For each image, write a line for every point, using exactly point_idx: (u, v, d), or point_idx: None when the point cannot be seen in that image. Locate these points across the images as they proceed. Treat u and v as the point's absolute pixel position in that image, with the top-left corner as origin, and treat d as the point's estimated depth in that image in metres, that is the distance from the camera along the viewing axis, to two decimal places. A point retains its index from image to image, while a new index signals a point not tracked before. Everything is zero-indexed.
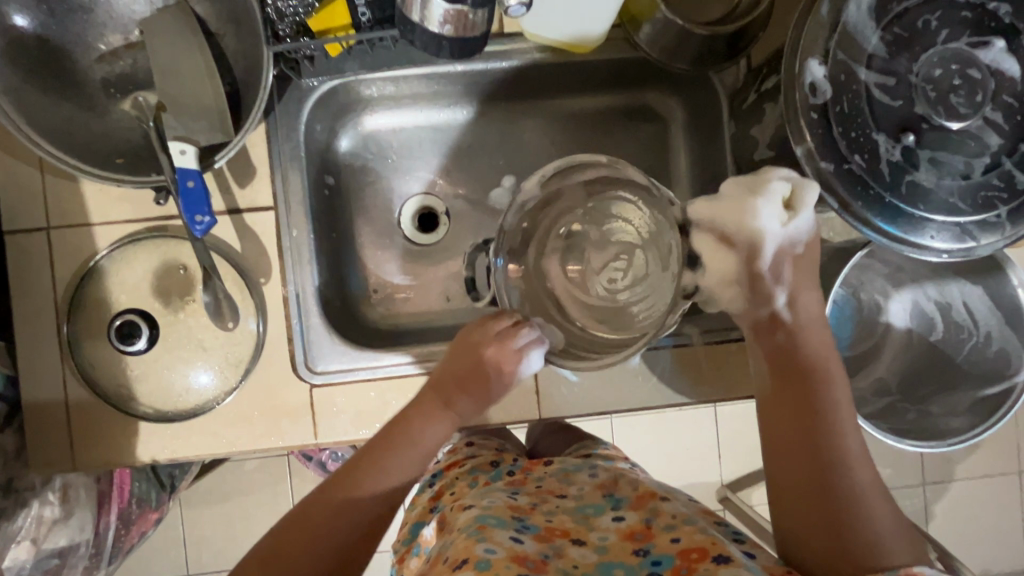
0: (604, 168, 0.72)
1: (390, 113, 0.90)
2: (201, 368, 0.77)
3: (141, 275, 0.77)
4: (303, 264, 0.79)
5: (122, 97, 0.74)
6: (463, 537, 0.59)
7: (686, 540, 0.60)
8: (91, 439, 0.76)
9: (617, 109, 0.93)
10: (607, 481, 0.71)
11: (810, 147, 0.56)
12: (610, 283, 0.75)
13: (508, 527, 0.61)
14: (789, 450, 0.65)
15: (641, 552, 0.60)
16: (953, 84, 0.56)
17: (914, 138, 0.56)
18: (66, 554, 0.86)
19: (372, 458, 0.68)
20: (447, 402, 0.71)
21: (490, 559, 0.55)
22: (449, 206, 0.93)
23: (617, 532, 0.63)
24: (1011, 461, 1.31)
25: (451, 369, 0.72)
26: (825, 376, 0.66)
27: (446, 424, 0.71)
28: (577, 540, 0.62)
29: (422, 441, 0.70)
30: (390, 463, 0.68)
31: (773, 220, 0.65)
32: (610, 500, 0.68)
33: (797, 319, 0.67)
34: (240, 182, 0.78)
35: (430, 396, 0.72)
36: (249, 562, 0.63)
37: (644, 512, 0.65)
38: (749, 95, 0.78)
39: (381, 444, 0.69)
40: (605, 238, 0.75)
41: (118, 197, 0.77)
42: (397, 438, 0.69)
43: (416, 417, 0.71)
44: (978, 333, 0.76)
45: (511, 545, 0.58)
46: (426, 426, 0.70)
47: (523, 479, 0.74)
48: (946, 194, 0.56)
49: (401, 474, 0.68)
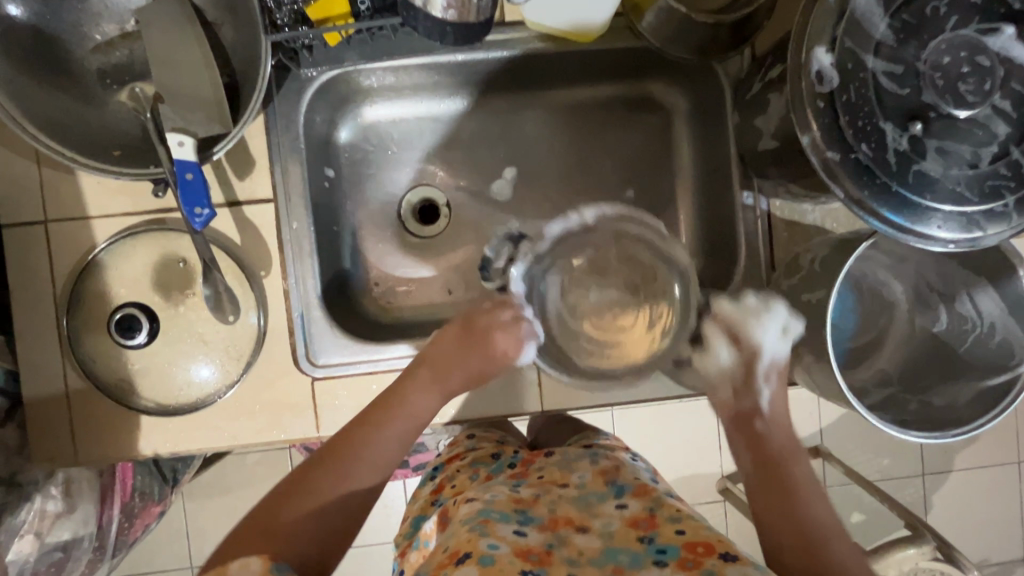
0: (652, 232, 0.81)
1: (390, 104, 0.89)
2: (202, 362, 0.76)
3: (140, 269, 0.76)
4: (303, 257, 0.78)
5: (118, 88, 0.73)
6: (466, 531, 0.59)
7: (692, 532, 0.59)
8: (92, 433, 0.76)
9: (619, 99, 0.92)
10: (608, 466, 0.72)
11: (815, 136, 0.56)
12: (603, 326, 0.80)
13: (511, 520, 0.61)
14: (781, 526, 0.62)
15: (646, 540, 0.60)
16: (963, 71, 0.55)
17: (921, 127, 0.56)
18: (70, 548, 0.86)
19: (367, 424, 0.68)
20: (440, 367, 0.73)
21: (493, 554, 0.55)
22: (449, 198, 0.92)
23: (620, 518, 0.63)
24: (1010, 451, 1.31)
25: (447, 341, 0.75)
26: (797, 456, 0.68)
27: (438, 391, 0.72)
28: (581, 528, 0.62)
29: (413, 406, 0.70)
30: (385, 429, 0.68)
31: (769, 335, 0.73)
32: (613, 488, 0.68)
33: (771, 412, 0.72)
34: (239, 174, 0.77)
35: (424, 364, 0.73)
36: (238, 534, 0.59)
37: (647, 501, 0.66)
38: (754, 85, 0.76)
39: (374, 412, 0.69)
40: (635, 267, 0.81)
41: (116, 190, 0.76)
42: (390, 404, 0.70)
43: (408, 383, 0.71)
44: (980, 324, 0.75)
45: (514, 540, 0.58)
46: (420, 393, 0.71)
47: (525, 471, 0.74)
48: (953, 183, 0.55)
49: (396, 438, 0.68)
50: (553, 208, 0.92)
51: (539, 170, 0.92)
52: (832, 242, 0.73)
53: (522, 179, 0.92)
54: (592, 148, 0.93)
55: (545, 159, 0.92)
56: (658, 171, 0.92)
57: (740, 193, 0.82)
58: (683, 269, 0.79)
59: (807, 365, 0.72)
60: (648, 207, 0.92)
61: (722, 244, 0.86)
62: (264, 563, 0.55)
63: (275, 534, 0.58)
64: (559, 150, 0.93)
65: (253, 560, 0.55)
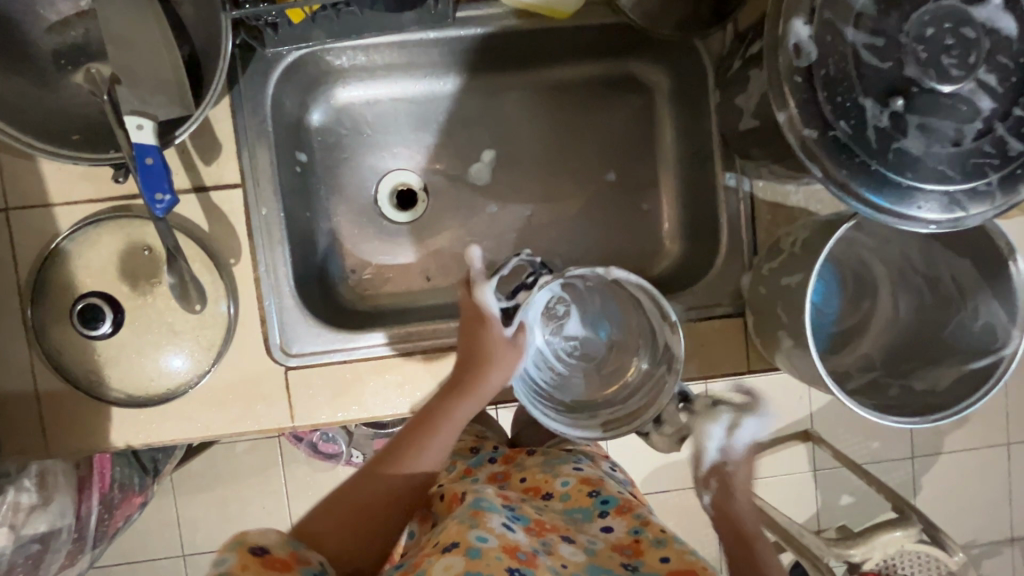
0: (658, 310, 0.73)
1: (363, 85, 0.87)
2: (172, 352, 0.75)
3: (105, 258, 0.74)
4: (273, 244, 0.76)
5: (74, 69, 0.70)
6: (457, 522, 0.58)
7: (676, 560, 0.59)
8: (61, 425, 0.75)
9: (600, 78, 0.89)
10: (592, 476, 0.72)
11: (793, 113, 0.53)
12: (591, 354, 0.83)
13: (500, 513, 0.60)
14: None
15: (629, 566, 0.59)
16: (947, 44, 0.53)
17: (903, 103, 0.53)
18: (48, 539, 0.84)
19: (414, 438, 0.69)
20: (477, 388, 0.72)
21: (481, 546, 0.53)
22: (427, 182, 0.90)
23: (605, 540, 0.63)
24: (998, 433, 1.31)
25: (483, 357, 0.72)
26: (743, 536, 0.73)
27: (474, 407, 0.72)
28: (566, 538, 0.62)
29: (452, 421, 0.71)
30: (431, 446, 0.70)
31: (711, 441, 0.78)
32: (597, 502, 0.68)
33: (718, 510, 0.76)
34: (205, 158, 0.75)
35: (462, 377, 0.72)
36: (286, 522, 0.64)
37: (632, 519, 0.65)
38: (734, 62, 0.74)
39: (420, 425, 0.70)
40: (637, 310, 0.78)
41: (78, 176, 0.74)
42: (434, 418, 0.70)
43: (449, 398, 0.71)
44: (965, 305, 0.72)
45: (504, 533, 0.56)
46: (461, 405, 0.71)
47: (507, 472, 0.76)
48: (935, 162, 0.53)
49: (440, 450, 0.70)
50: (534, 192, 0.90)
51: (518, 152, 0.90)
52: (814, 225, 0.71)
53: (501, 162, 0.90)
54: (573, 129, 0.91)
55: (524, 142, 0.90)
56: (640, 153, 0.90)
57: (722, 173, 0.80)
58: (673, 358, 0.73)
59: (787, 351, 0.70)
60: (630, 190, 0.90)
61: (705, 228, 0.84)
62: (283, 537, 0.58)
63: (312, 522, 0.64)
64: (539, 132, 0.90)
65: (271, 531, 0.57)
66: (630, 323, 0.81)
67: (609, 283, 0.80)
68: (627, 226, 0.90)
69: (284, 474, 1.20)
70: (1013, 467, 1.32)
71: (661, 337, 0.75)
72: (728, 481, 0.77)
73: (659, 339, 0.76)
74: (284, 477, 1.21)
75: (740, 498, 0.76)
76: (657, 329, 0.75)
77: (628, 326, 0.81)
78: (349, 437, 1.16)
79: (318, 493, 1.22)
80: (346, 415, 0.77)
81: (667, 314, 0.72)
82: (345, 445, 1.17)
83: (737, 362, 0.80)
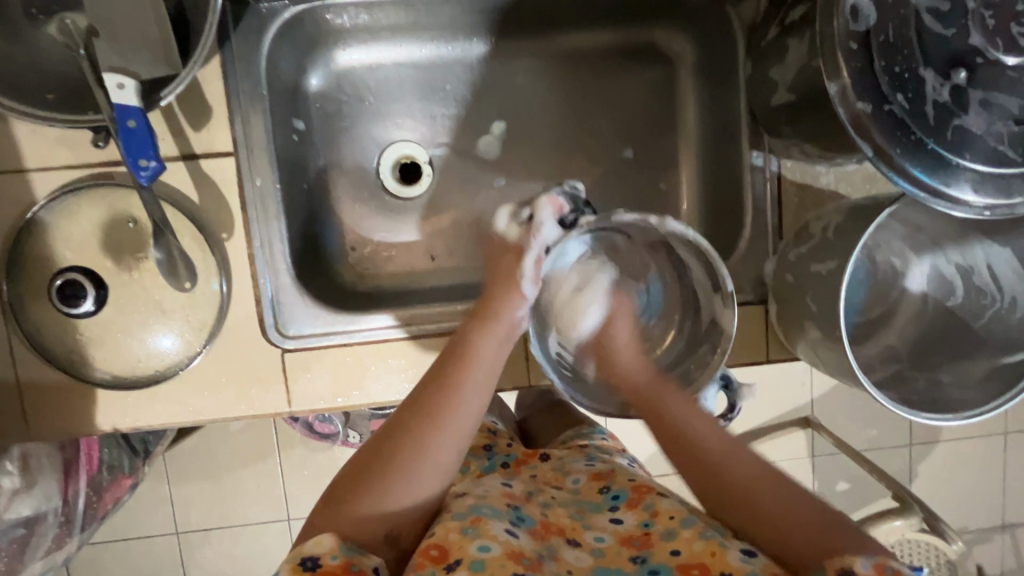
0: (710, 280, 0.70)
1: (365, 48, 0.81)
2: (161, 332, 0.70)
3: (86, 230, 0.69)
4: (269, 218, 0.71)
5: (47, 19, 0.62)
6: (457, 528, 0.55)
7: (686, 553, 0.55)
8: (45, 405, 0.70)
9: (618, 46, 0.84)
10: (604, 470, 0.70)
11: (845, 84, 0.49)
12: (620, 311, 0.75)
13: (503, 519, 0.57)
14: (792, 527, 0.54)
15: (638, 559, 0.56)
16: (1018, 9, 0.49)
17: (966, 75, 0.50)
18: (34, 523, 0.79)
19: (448, 381, 0.62)
20: (501, 314, 0.67)
21: (484, 559, 0.51)
22: (432, 155, 0.84)
23: (614, 534, 0.60)
24: (998, 422, 1.28)
25: (505, 287, 0.68)
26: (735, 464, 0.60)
27: (503, 338, 0.67)
28: (572, 541, 0.59)
29: (482, 354, 0.65)
30: (469, 386, 0.63)
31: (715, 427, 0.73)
32: (608, 498, 0.65)
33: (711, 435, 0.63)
34: (195, 124, 0.69)
35: (484, 308, 0.68)
36: (319, 504, 0.57)
37: (642, 513, 0.61)
38: (770, 30, 0.69)
39: (449, 367, 0.64)
40: (682, 278, 0.75)
41: (55, 140, 0.68)
42: (461, 356, 0.64)
43: (473, 332, 0.66)
44: (1002, 298, 0.70)
45: (507, 539, 0.54)
46: (488, 336, 0.66)
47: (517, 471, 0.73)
48: (994, 141, 0.50)
49: (482, 387, 0.63)
50: (546, 168, 0.85)
51: (529, 123, 0.85)
52: (847, 209, 0.66)
53: (511, 135, 0.84)
54: (589, 100, 0.85)
55: (534, 113, 0.85)
56: (660, 127, 0.85)
57: (749, 152, 0.75)
58: (721, 335, 0.70)
59: (812, 341, 0.67)
60: (648, 168, 0.85)
61: (725, 209, 0.79)
62: (335, 540, 0.52)
63: (350, 500, 0.56)
64: (552, 102, 0.85)
65: (324, 536, 0.53)
66: (668, 292, 0.78)
67: (653, 244, 0.76)
68: (643, 207, 0.85)
69: (281, 455, 1.17)
70: (1011, 455, 1.30)
71: (708, 312, 0.72)
72: (608, 360, 0.73)
73: (705, 314, 0.73)
74: (279, 457, 1.17)
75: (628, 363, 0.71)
76: (705, 301, 0.73)
77: (670, 288, 0.77)
78: (346, 418, 1.12)
79: (313, 474, 1.19)
80: (346, 401, 0.73)
81: (720, 283, 0.68)
82: (342, 426, 1.12)
83: (757, 352, 0.76)
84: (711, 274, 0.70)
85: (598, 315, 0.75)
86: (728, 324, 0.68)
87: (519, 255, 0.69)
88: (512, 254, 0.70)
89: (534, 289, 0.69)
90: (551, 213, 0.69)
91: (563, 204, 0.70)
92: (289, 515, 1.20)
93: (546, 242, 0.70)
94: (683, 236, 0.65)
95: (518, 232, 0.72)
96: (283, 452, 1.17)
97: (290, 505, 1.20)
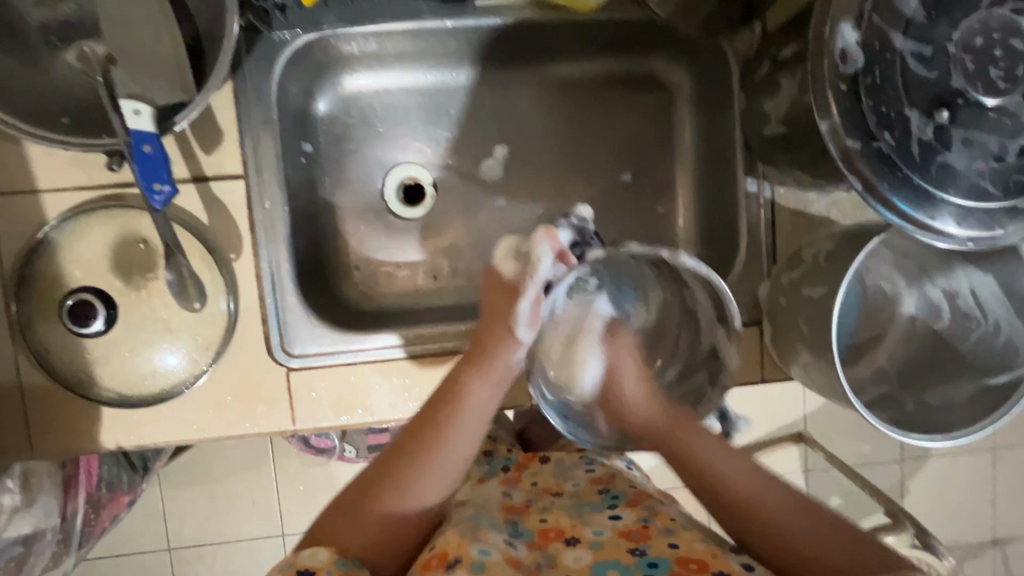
0: (715, 309, 0.70)
1: (373, 74, 0.83)
2: (168, 351, 0.71)
3: (97, 250, 0.70)
4: (277, 239, 0.73)
5: (65, 47, 0.65)
6: (457, 533, 0.57)
7: (685, 548, 0.57)
8: (49, 423, 0.71)
9: (618, 74, 0.86)
10: (603, 475, 0.71)
11: (836, 122, 0.52)
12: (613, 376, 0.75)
13: (501, 531, 0.61)
14: (780, 518, 0.59)
15: (637, 552, 0.58)
16: (995, 55, 0.52)
17: (948, 115, 0.53)
18: (32, 542, 0.77)
19: (439, 423, 0.63)
20: (493, 359, 0.67)
21: (484, 562, 0.54)
22: (436, 178, 0.86)
23: (612, 528, 0.62)
24: (985, 439, 1.31)
25: (498, 332, 0.67)
26: (719, 472, 0.63)
27: (496, 380, 0.67)
28: (570, 541, 0.60)
29: (473, 398, 0.65)
30: (459, 427, 0.63)
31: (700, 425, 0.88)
32: (607, 498, 0.67)
33: (696, 437, 0.67)
34: (206, 147, 0.71)
35: (479, 351, 0.67)
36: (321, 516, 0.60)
37: (641, 510, 0.64)
38: (762, 65, 0.73)
39: (438, 409, 0.64)
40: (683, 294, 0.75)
41: (67, 161, 0.69)
42: (450, 399, 0.65)
43: (466, 376, 0.66)
44: (986, 323, 0.73)
45: (505, 547, 0.58)
46: (479, 379, 0.66)
47: (519, 476, 0.74)
48: (976, 177, 0.53)
49: (473, 428, 0.64)
50: (547, 190, 0.87)
51: (529, 147, 0.87)
52: (837, 235, 0.69)
53: (512, 158, 0.87)
54: (588, 126, 0.88)
55: (536, 137, 0.87)
56: (656, 152, 0.87)
57: (744, 178, 0.78)
58: (721, 368, 0.72)
59: (804, 363, 0.70)
60: (645, 192, 0.87)
61: (720, 233, 0.82)
62: (331, 554, 0.54)
63: (348, 522, 0.58)
64: (552, 126, 0.87)
65: (321, 551, 0.54)
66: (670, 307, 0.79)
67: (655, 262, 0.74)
68: (641, 230, 0.87)
69: (278, 470, 1.17)
70: (999, 471, 1.32)
71: (709, 339, 0.73)
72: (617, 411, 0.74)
73: (706, 338, 0.74)
74: (276, 473, 1.17)
75: (636, 407, 0.72)
76: (706, 328, 0.73)
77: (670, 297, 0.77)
78: (343, 433, 1.12)
79: (309, 488, 1.19)
80: (350, 419, 0.74)
81: (727, 316, 0.69)
82: (338, 441, 1.11)
83: (752, 371, 0.79)
84: (719, 308, 0.69)
85: (597, 367, 0.76)
86: (731, 358, 0.71)
87: (513, 299, 0.67)
88: (506, 297, 0.68)
89: (529, 334, 0.68)
90: (548, 248, 0.66)
91: (563, 240, 0.67)
92: (283, 531, 1.19)
93: (543, 281, 0.67)
94: (696, 270, 0.65)
95: (514, 267, 0.69)
96: (281, 468, 1.17)
97: (285, 520, 1.19)
